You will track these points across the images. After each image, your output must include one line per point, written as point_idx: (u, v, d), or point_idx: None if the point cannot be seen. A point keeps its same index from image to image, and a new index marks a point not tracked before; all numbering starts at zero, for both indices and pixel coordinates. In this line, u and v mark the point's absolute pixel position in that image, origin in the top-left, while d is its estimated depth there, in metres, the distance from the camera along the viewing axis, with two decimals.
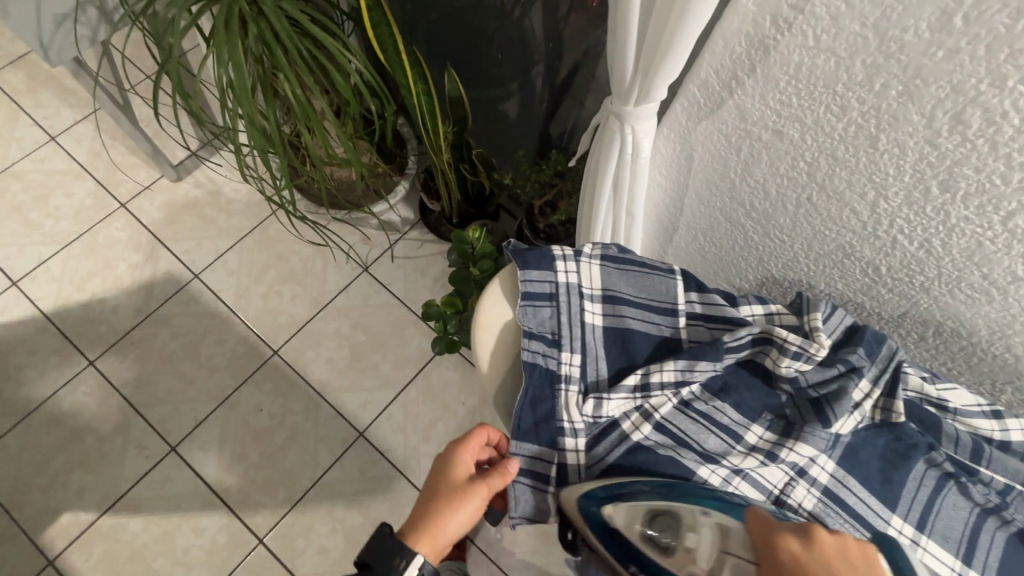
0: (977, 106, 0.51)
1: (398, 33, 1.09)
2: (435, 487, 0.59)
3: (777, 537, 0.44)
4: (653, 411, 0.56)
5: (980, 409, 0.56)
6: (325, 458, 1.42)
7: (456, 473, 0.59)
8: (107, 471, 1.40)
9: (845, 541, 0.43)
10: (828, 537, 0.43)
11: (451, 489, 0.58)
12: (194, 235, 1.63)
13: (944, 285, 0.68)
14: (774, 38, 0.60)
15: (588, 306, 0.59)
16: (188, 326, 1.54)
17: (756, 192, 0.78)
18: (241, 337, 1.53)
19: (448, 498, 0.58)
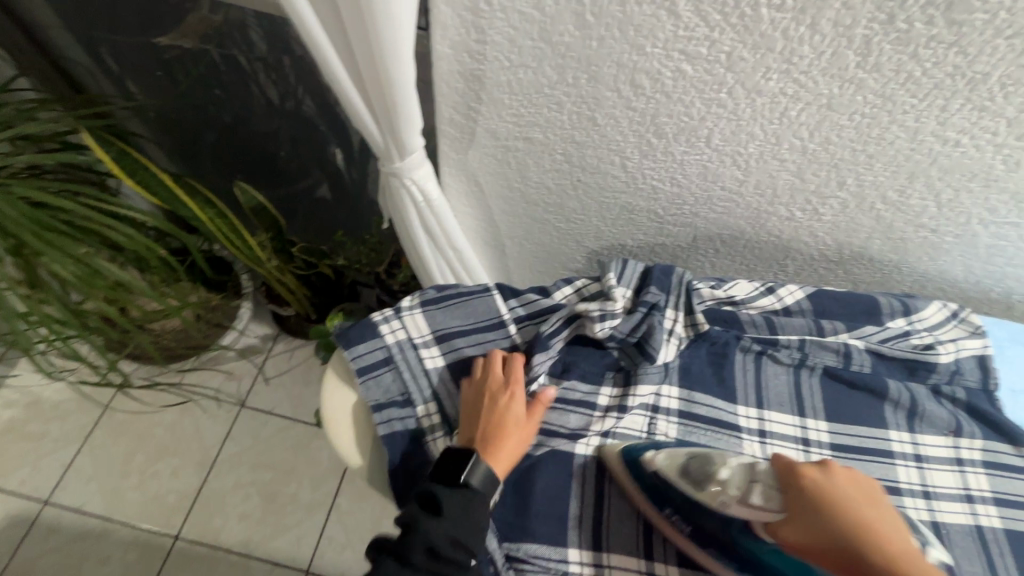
0: (641, 71, 0.62)
1: (160, 170, 1.05)
2: (486, 412, 0.57)
3: (798, 465, 0.48)
4: None
5: (759, 291, 0.67)
6: None
7: (508, 395, 0.57)
8: None
9: (858, 476, 0.47)
10: (842, 468, 0.47)
11: (503, 418, 0.56)
12: (26, 459, 1.40)
13: (706, 205, 0.81)
14: (480, 69, 0.68)
15: (425, 353, 0.61)
16: (57, 562, 1.31)
17: (542, 191, 0.88)
18: (128, 542, 1.33)
19: (507, 431, 0.56)
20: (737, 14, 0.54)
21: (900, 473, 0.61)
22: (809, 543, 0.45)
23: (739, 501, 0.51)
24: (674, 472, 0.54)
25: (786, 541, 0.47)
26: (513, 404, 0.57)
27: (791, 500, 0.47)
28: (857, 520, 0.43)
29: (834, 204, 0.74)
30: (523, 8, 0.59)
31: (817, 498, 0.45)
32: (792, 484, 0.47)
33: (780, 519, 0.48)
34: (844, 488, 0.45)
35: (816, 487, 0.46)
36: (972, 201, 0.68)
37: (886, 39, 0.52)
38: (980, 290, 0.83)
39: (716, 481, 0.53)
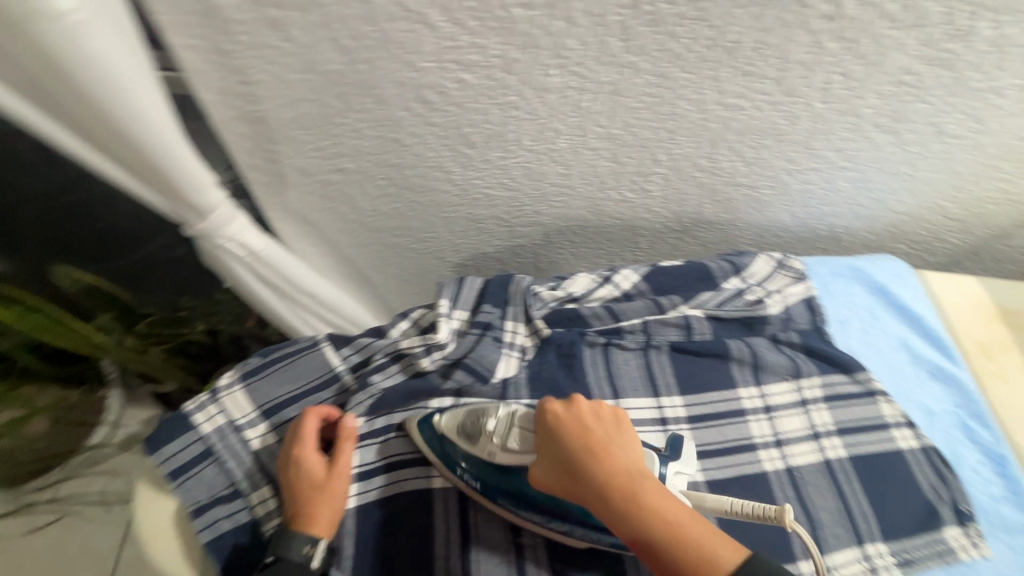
0: (425, 86, 0.59)
1: None
2: (291, 482, 0.52)
3: (546, 405, 0.51)
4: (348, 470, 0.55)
5: (596, 282, 0.69)
6: None
7: (304, 456, 0.52)
8: None
9: (598, 408, 0.51)
10: (584, 403, 0.51)
11: (308, 481, 0.52)
12: None
13: (543, 202, 0.80)
14: (257, 109, 0.62)
15: (252, 433, 0.56)
16: None
17: (380, 217, 0.83)
18: None
19: (313, 489, 0.52)
20: (492, 18, 0.51)
21: (751, 429, 0.64)
22: (552, 473, 0.49)
23: (502, 449, 0.51)
24: (453, 432, 0.53)
25: (538, 479, 0.49)
26: (311, 462, 0.52)
27: (544, 441, 0.50)
28: (594, 446, 0.48)
29: (657, 179, 0.75)
30: (272, 41, 0.53)
31: (560, 433, 0.49)
32: (542, 426, 0.50)
33: (534, 458, 0.50)
34: (586, 421, 0.50)
35: (559, 423, 0.49)
36: (773, 156, 0.71)
37: (640, 22, 0.52)
38: (808, 230, 0.88)
39: (484, 434, 0.51)
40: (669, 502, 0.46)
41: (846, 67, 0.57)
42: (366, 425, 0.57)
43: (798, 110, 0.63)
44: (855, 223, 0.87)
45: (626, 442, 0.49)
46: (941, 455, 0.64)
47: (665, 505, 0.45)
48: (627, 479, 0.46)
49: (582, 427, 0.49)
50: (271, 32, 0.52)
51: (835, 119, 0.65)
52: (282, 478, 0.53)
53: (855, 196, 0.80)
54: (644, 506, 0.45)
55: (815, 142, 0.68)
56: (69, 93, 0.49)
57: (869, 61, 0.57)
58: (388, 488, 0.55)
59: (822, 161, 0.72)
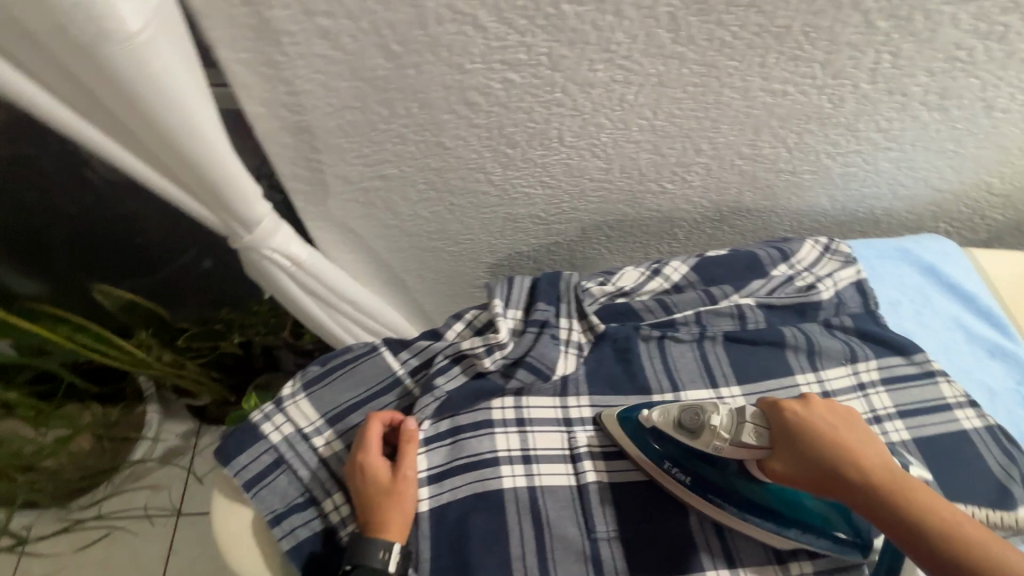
0: (470, 88, 0.59)
1: None
2: (359, 488, 0.53)
3: (782, 403, 0.51)
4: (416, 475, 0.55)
5: (645, 276, 0.68)
6: None
7: (371, 462, 0.53)
8: None
9: (834, 408, 0.52)
10: (820, 400, 0.52)
11: (376, 487, 0.52)
12: None
13: (582, 198, 0.80)
14: (303, 120, 0.62)
15: (319, 440, 0.56)
16: None
17: (419, 222, 0.83)
18: None
19: (382, 494, 0.52)
20: (541, 16, 0.51)
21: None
22: (797, 470, 0.49)
23: (735, 446, 0.51)
24: (670, 426, 0.53)
25: (778, 474, 0.50)
26: (378, 468, 0.53)
27: (781, 440, 0.50)
28: (844, 440, 0.48)
29: (698, 169, 0.74)
30: (322, 51, 0.54)
31: (807, 431, 0.49)
32: (779, 423, 0.51)
33: (770, 452, 0.51)
34: (822, 417, 0.50)
35: (801, 420, 0.50)
36: (816, 140, 0.70)
37: (690, 12, 0.52)
38: (848, 213, 0.87)
39: (710, 429, 0.51)
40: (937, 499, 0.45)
41: (896, 46, 0.57)
42: (431, 428, 0.58)
43: (844, 92, 0.62)
44: (896, 204, 0.86)
45: (870, 442, 0.50)
46: (1007, 433, 0.63)
47: (928, 499, 0.45)
48: (895, 477, 0.46)
49: (830, 427, 0.49)
50: (322, 42, 0.53)
51: (882, 100, 0.64)
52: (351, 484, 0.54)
53: (897, 176, 0.79)
54: (912, 501, 0.45)
55: (859, 124, 0.68)
56: (127, 111, 0.50)
57: (920, 38, 0.56)
58: (458, 491, 0.55)
59: (866, 142, 0.71)
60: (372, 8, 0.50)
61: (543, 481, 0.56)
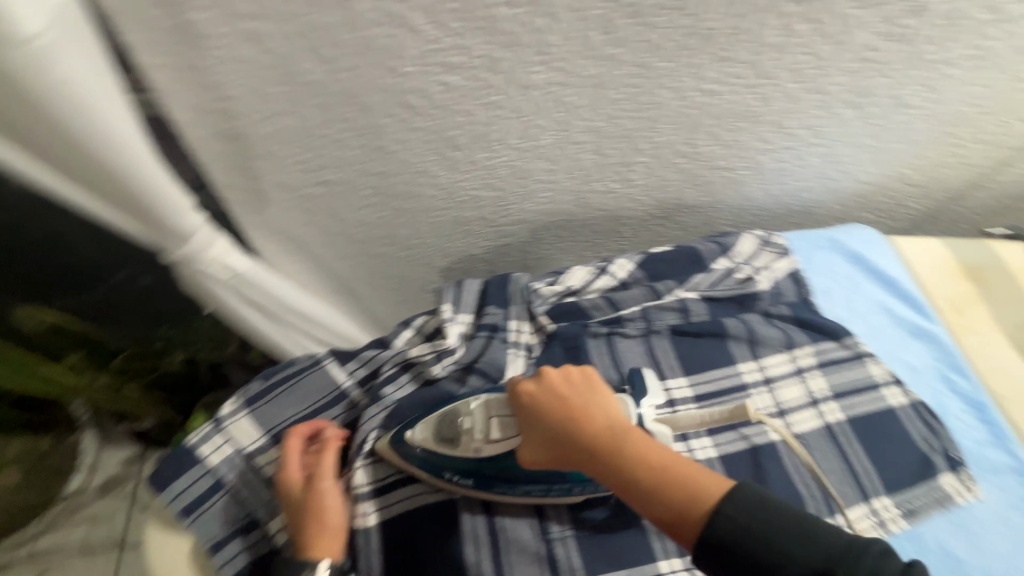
0: (408, 91, 0.58)
1: None
2: (290, 503, 0.51)
3: (518, 388, 0.51)
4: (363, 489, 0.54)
5: (593, 274, 0.69)
6: None
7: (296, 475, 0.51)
8: None
9: (566, 375, 0.52)
10: (552, 373, 0.51)
11: (300, 505, 0.50)
12: None
13: (530, 200, 0.80)
14: (234, 127, 0.60)
15: (263, 459, 0.54)
16: None
17: (364, 228, 0.81)
18: None
19: (304, 511, 0.50)
20: (475, 19, 0.51)
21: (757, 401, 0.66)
22: (541, 452, 0.50)
23: (488, 443, 0.52)
24: (431, 443, 0.53)
25: (530, 460, 0.51)
26: (297, 485, 0.51)
27: (523, 424, 0.51)
28: (569, 408, 0.49)
29: (640, 168, 0.76)
30: (249, 54, 0.52)
31: (541, 411, 0.49)
32: (520, 409, 0.51)
33: (520, 440, 0.51)
34: (560, 388, 0.50)
35: (537, 402, 0.50)
36: (748, 137, 0.73)
37: (621, 15, 0.53)
38: (783, 206, 0.92)
39: (465, 434, 0.52)
40: (649, 447, 0.46)
41: (815, 47, 0.60)
42: (380, 439, 0.57)
43: (771, 91, 0.65)
44: (825, 196, 0.91)
45: (599, 398, 0.50)
46: (929, 408, 0.68)
47: (632, 452, 0.46)
48: (626, 443, 0.46)
49: (560, 401, 0.49)
50: (249, 45, 0.51)
51: (806, 98, 0.67)
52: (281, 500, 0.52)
53: (825, 170, 0.83)
54: (619, 453, 0.46)
55: (787, 122, 0.71)
56: (36, 121, 0.47)
57: (836, 40, 0.59)
58: (408, 503, 0.55)
59: (795, 139, 0.75)
60: (299, 10, 0.48)
61: None
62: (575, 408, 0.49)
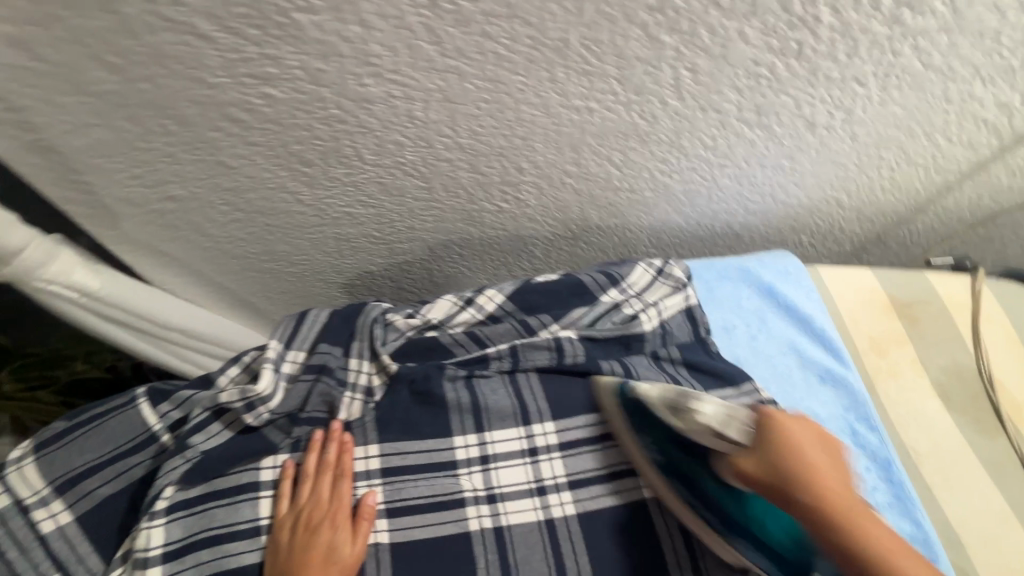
0: (226, 104, 0.52)
1: None
2: (293, 547, 0.48)
3: (769, 411, 0.48)
4: (143, 553, 0.48)
5: (455, 306, 0.62)
6: None
7: (323, 529, 0.49)
8: None
9: (818, 432, 0.48)
10: (802, 420, 0.48)
11: (310, 554, 0.48)
12: None
13: (414, 218, 0.74)
14: (40, 139, 0.54)
15: (41, 515, 0.49)
16: None
17: (239, 243, 0.76)
18: None
19: (318, 567, 0.47)
20: (273, 25, 0.45)
21: None
22: (761, 473, 0.46)
23: (717, 434, 0.49)
24: (658, 403, 0.53)
25: (738, 471, 0.47)
26: (325, 535, 0.49)
27: (756, 439, 0.47)
28: (807, 462, 0.45)
29: (529, 188, 0.70)
30: (23, 63, 0.46)
31: (784, 442, 0.46)
32: (762, 426, 0.47)
33: (741, 450, 0.47)
34: (805, 438, 0.46)
35: (785, 435, 0.46)
36: (643, 157, 0.66)
37: (446, 23, 0.46)
38: (706, 228, 0.85)
39: (695, 412, 0.50)
40: (893, 542, 0.40)
41: (692, 62, 0.53)
42: (178, 495, 0.50)
43: (654, 109, 0.58)
44: (751, 219, 0.83)
45: (834, 465, 0.46)
46: None
47: (876, 531, 0.41)
48: (866, 516, 0.42)
49: (803, 456, 0.45)
50: (16, 52, 0.45)
51: (697, 117, 0.60)
52: (281, 539, 0.49)
53: (743, 191, 0.76)
54: (862, 528, 0.41)
55: (684, 142, 0.64)
56: None
57: (715, 54, 0.52)
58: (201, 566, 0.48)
59: (698, 160, 0.68)
60: (57, 13, 0.42)
61: None
62: (806, 455, 0.45)
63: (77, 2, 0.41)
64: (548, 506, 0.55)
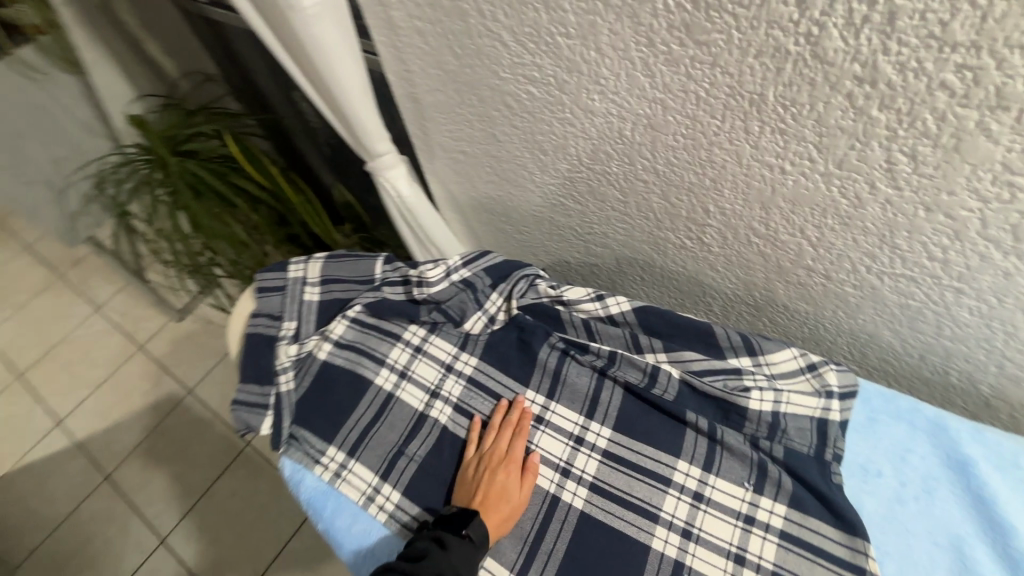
0: (506, 93, 0.74)
1: (270, 165, 1.41)
2: (476, 481, 0.60)
3: None
4: (329, 334, 0.74)
5: (587, 296, 0.69)
6: (285, 530, 1.47)
7: (498, 471, 0.59)
8: (108, 567, 1.48)
9: None
10: None
11: (492, 488, 0.58)
12: (165, 352, 1.78)
13: (609, 226, 0.84)
14: (413, 92, 0.87)
15: (310, 290, 0.77)
16: (181, 433, 1.65)
17: (490, 201, 1.01)
18: (223, 435, 1.63)
19: (496, 499, 0.58)
20: (544, 43, 0.63)
21: (685, 510, 0.57)
22: None
23: None
24: None
25: None
26: (504, 478, 0.59)
27: None
28: None
29: (712, 233, 0.72)
30: (420, 45, 0.77)
31: None
32: None
33: None
34: None
35: None
36: (843, 242, 0.60)
37: (660, 61, 0.55)
38: (932, 369, 0.67)
39: None
40: None
41: (912, 148, 0.47)
42: (360, 314, 0.75)
43: (861, 190, 0.53)
44: (1008, 385, 0.62)
45: None
46: None
47: None
48: None
49: None
50: (418, 38, 0.76)
51: (918, 216, 0.52)
52: (468, 474, 0.61)
53: (994, 339, 0.58)
54: None
55: (899, 241, 0.56)
56: (306, 64, 0.84)
57: (944, 145, 0.46)
58: (350, 360, 0.72)
59: (920, 271, 0.57)
60: (441, 19, 0.70)
61: (402, 395, 0.69)
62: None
63: (451, 13, 0.68)
64: (561, 486, 0.61)
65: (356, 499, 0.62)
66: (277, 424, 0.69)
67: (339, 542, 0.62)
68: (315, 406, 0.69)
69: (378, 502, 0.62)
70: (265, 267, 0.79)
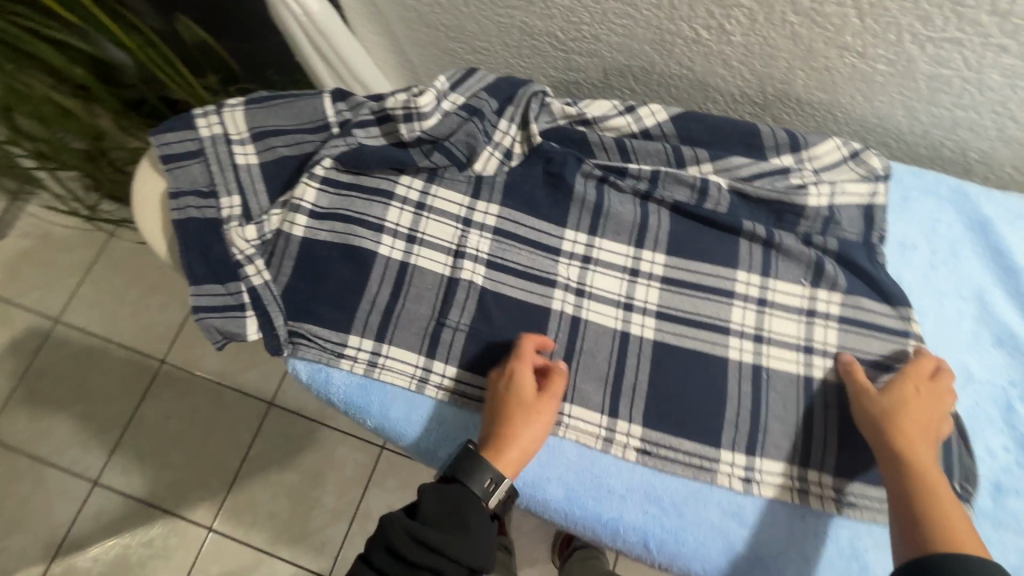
0: None
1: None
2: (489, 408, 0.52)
3: None
4: (298, 202, 0.56)
5: (616, 111, 0.58)
6: (244, 436, 1.23)
7: (506, 391, 0.51)
8: (36, 523, 1.21)
9: None
10: None
11: (501, 412, 0.50)
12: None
13: (604, 24, 0.69)
14: None
15: (238, 149, 0.57)
16: (69, 368, 1.29)
17: (435, 9, 0.78)
18: (124, 359, 1.29)
19: (507, 421, 0.50)
20: None
21: (751, 317, 0.56)
22: None
23: None
24: None
25: None
26: (512, 397, 0.50)
27: None
28: None
29: (739, 15, 0.61)
30: None
31: None
32: None
33: None
34: None
35: None
36: (900, 7, 0.54)
37: None
38: (930, 144, 0.70)
39: None
40: None
41: None
42: (332, 170, 0.58)
43: None
44: (999, 148, 0.66)
45: None
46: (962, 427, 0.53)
47: None
48: None
49: None
50: None
51: None
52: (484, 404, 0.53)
53: (1010, 100, 0.60)
54: None
55: None
56: None
57: None
58: (338, 236, 0.56)
59: (973, 31, 0.54)
60: None
61: (419, 261, 0.56)
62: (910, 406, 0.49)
63: None
64: (628, 321, 0.56)
65: (407, 386, 0.53)
66: (267, 325, 0.54)
67: (400, 434, 0.54)
68: (308, 297, 0.55)
69: (434, 383, 0.54)
70: (154, 131, 0.56)
